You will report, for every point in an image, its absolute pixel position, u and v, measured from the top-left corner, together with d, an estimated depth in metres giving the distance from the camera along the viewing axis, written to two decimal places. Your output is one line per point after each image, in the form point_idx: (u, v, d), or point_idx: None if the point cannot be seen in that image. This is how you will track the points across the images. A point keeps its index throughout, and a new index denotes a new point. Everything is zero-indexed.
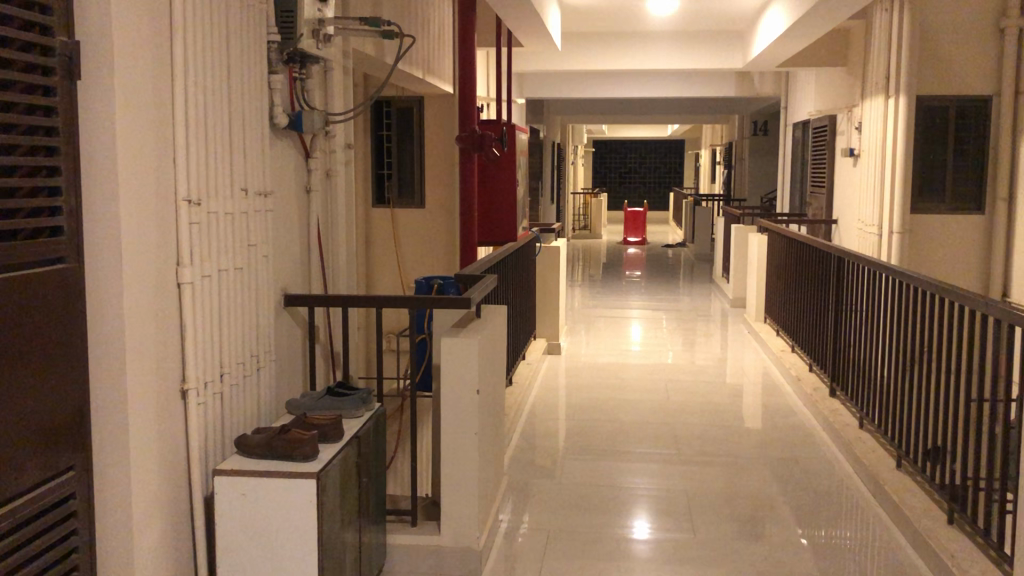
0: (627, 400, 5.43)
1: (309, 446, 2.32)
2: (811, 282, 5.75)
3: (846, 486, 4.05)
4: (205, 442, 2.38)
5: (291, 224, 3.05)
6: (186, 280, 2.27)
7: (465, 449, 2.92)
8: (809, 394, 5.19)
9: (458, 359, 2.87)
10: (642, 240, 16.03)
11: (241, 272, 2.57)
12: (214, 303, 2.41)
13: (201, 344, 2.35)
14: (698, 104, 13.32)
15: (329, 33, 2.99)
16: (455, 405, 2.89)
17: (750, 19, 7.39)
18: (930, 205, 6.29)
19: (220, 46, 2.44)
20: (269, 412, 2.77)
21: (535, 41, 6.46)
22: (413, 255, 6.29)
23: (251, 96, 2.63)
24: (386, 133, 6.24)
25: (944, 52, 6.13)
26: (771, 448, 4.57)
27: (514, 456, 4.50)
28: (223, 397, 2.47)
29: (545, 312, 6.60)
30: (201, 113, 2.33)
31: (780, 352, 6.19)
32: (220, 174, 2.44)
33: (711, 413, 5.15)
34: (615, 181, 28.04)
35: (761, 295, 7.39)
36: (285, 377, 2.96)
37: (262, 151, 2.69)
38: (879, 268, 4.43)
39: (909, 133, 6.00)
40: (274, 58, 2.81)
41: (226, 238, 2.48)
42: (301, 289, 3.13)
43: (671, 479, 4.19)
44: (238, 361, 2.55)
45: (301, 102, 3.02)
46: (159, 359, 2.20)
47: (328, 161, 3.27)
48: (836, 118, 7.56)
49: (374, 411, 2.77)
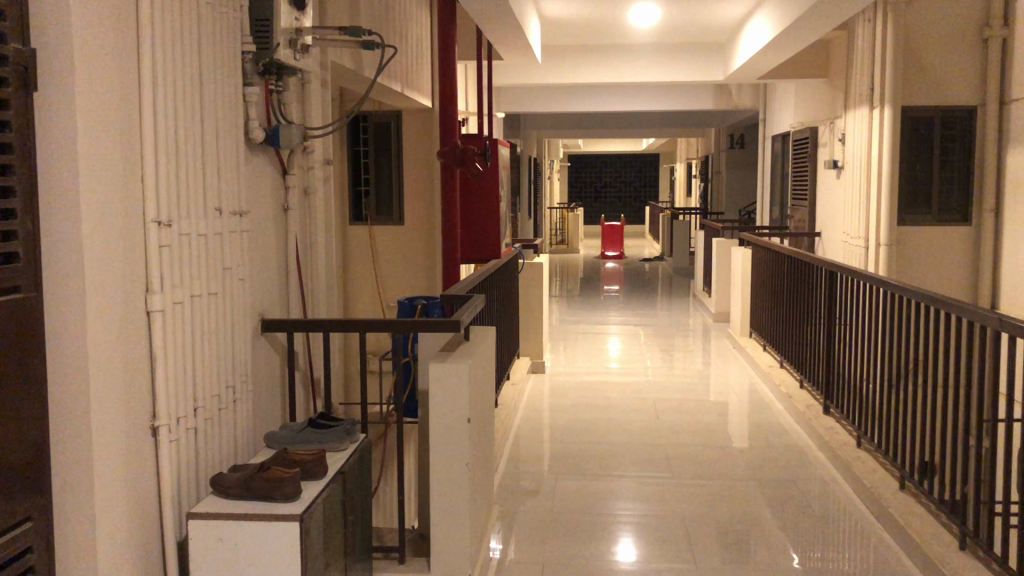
0: (615, 420, 5.29)
1: (291, 485, 2.15)
2: (798, 296, 5.63)
3: (846, 508, 3.91)
4: (179, 482, 2.20)
5: (268, 244, 2.88)
6: (157, 307, 2.09)
7: (455, 482, 2.76)
8: (801, 411, 5.06)
9: (448, 386, 2.71)
10: (620, 254, 15.95)
11: (215, 298, 2.40)
12: (186, 331, 2.24)
13: (173, 378, 2.17)
14: (674, 117, 13.27)
15: (306, 43, 2.84)
16: (445, 435, 2.73)
17: (731, 31, 7.29)
18: (916, 216, 6.22)
19: (192, 56, 2.28)
20: (247, 447, 2.60)
21: (514, 53, 6.33)
22: (392, 274, 6.12)
23: (224, 111, 2.46)
24: (363, 149, 6.09)
25: (927, 62, 6.07)
26: (764, 468, 4.43)
27: (501, 482, 4.33)
28: (197, 434, 2.29)
29: (528, 330, 6.45)
30: (171, 129, 2.16)
31: (768, 368, 6.07)
32: (192, 193, 2.27)
33: (702, 432, 5.01)
34: (591, 196, 28.02)
35: (745, 309, 7.28)
36: (262, 407, 2.79)
37: (237, 167, 2.52)
38: (868, 280, 4.31)
39: (894, 145, 5.92)
40: (249, 69, 2.64)
41: (199, 261, 2.31)
42: (278, 313, 2.96)
43: (665, 503, 4.04)
44: (212, 395, 2.38)
45: (278, 116, 2.85)
46: (128, 395, 2.02)
47: (306, 178, 3.13)
48: (818, 130, 7.49)
49: (359, 444, 2.60)
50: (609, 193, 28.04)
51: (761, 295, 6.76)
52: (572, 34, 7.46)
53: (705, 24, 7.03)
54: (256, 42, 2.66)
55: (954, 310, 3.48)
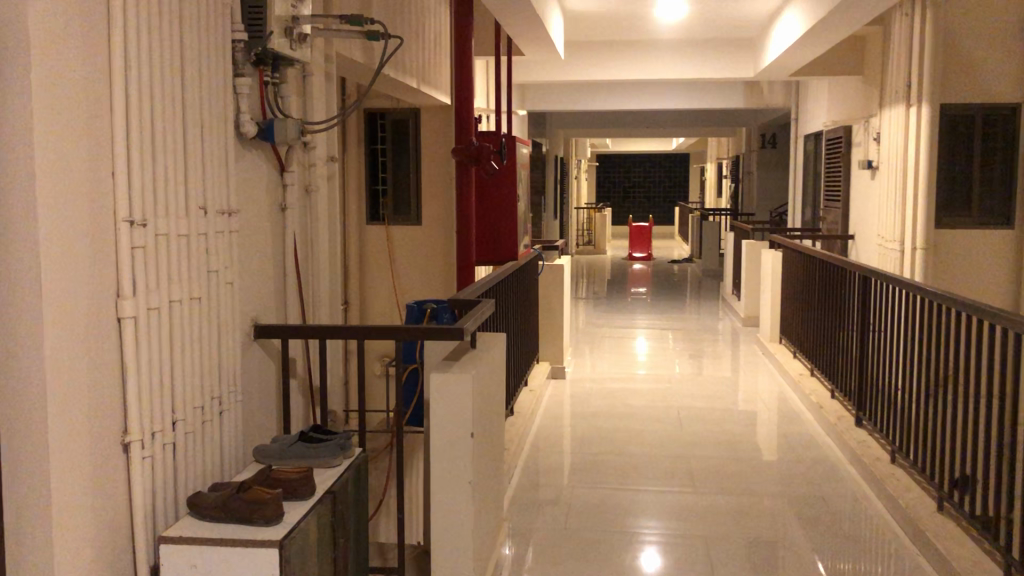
0: (636, 430, 5.09)
1: (272, 508, 1.99)
2: (830, 301, 5.39)
3: (879, 528, 3.69)
4: (154, 501, 2.05)
5: (262, 246, 2.72)
6: (128, 315, 1.95)
7: (458, 501, 2.59)
8: (831, 423, 4.82)
9: (449, 397, 2.54)
10: (648, 256, 15.69)
11: (198, 303, 2.24)
12: (164, 339, 2.09)
13: (149, 390, 2.02)
14: (704, 115, 13.03)
15: (303, 32, 2.67)
16: (448, 449, 2.56)
17: (761, 26, 7.06)
18: (955, 218, 5.94)
19: (174, 43, 2.12)
20: (235, 462, 2.44)
21: (537, 49, 6.14)
22: (409, 275, 5.94)
23: (211, 104, 2.31)
24: (381, 147, 5.92)
25: (968, 56, 5.80)
26: (791, 483, 4.21)
27: (516, 494, 4.14)
28: (176, 449, 2.13)
29: (548, 334, 6.26)
30: (148, 121, 2.01)
31: (798, 376, 5.84)
32: (171, 191, 2.11)
33: (728, 445, 4.79)
34: (619, 196, 27.73)
35: (775, 314, 7.04)
36: (253, 418, 2.63)
37: (225, 163, 2.36)
38: (903, 285, 4.09)
39: (932, 143, 5.65)
40: (241, 59, 2.49)
41: (180, 264, 2.15)
42: (274, 317, 2.80)
43: (687, 520, 3.82)
44: (194, 407, 2.22)
45: (274, 109, 2.69)
46: (96, 409, 1.88)
47: (307, 176, 2.97)
48: (852, 129, 7.23)
49: (354, 459, 2.43)
50: (637, 194, 27.77)
51: (792, 300, 6.52)
52: (597, 29, 7.26)
53: (736, 18, 6.80)
54: (249, 31, 2.49)
55: (989, 316, 3.26)
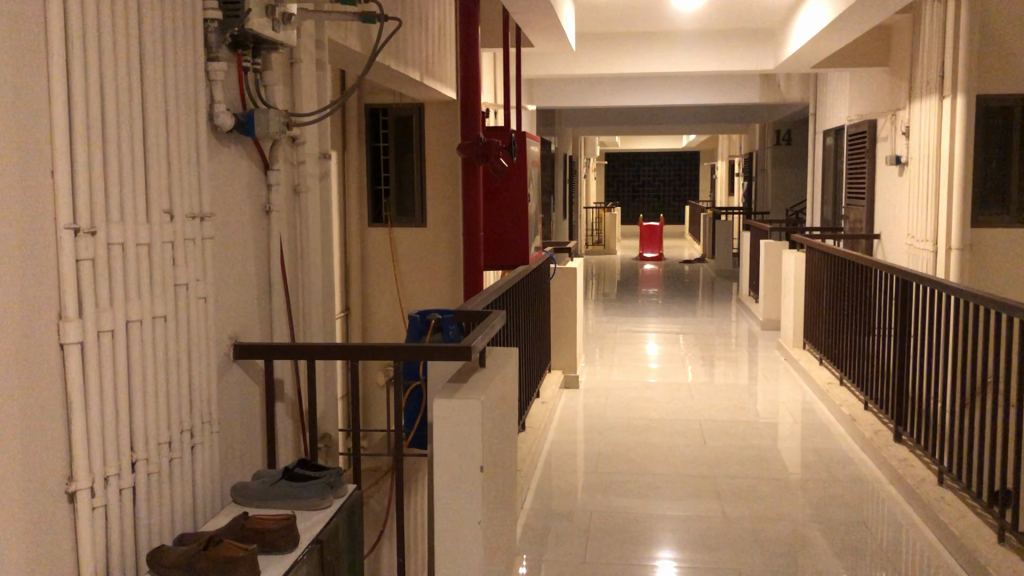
0: (655, 445, 4.75)
1: (245, 567, 1.68)
2: (863, 306, 5.03)
3: (927, 556, 3.36)
4: (108, 558, 1.74)
5: (242, 256, 2.40)
6: (72, 339, 1.64)
7: (467, 545, 2.26)
8: (867, 438, 4.49)
9: (456, 425, 2.22)
10: (659, 255, 15.35)
11: (163, 323, 1.93)
12: (122, 366, 1.77)
13: (100, 425, 1.71)
14: (718, 112, 12.69)
15: (289, 12, 2.35)
16: (455, 486, 2.25)
17: (781, 15, 6.73)
18: (992, 217, 5.61)
19: (131, 18, 1.81)
20: (210, 503, 2.13)
21: (547, 40, 5.82)
22: (413, 282, 5.61)
23: (177, 91, 2.00)
24: (383, 145, 5.60)
25: (1008, 45, 5.44)
26: (826, 504, 3.90)
27: (529, 516, 3.84)
28: (136, 495, 1.82)
29: (561, 341, 5.94)
30: (99, 110, 1.71)
31: (826, 386, 5.50)
32: (128, 193, 1.80)
33: (755, 463, 4.44)
34: (628, 195, 27.42)
35: (798, 318, 6.69)
36: (231, 452, 2.32)
37: (194, 160, 2.05)
38: (947, 288, 3.72)
39: (967, 136, 5.31)
40: (214, 40, 2.17)
41: (139, 277, 1.84)
42: (257, 336, 2.49)
43: (714, 549, 3.47)
44: (159, 442, 1.90)
45: (254, 98, 2.38)
46: (29, 454, 1.57)
47: (295, 175, 2.66)
48: (877, 123, 6.89)
49: (347, 497, 2.11)
50: (646, 192, 27.45)
51: (817, 303, 6.18)
52: (611, 20, 6.94)
53: (755, 7, 6.47)
54: (224, 10, 2.18)
55: None
